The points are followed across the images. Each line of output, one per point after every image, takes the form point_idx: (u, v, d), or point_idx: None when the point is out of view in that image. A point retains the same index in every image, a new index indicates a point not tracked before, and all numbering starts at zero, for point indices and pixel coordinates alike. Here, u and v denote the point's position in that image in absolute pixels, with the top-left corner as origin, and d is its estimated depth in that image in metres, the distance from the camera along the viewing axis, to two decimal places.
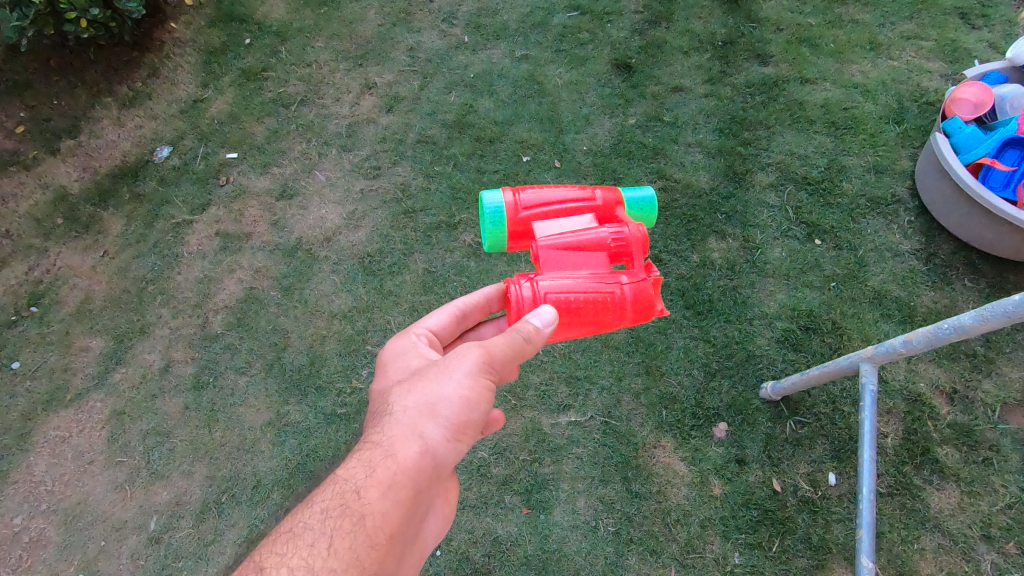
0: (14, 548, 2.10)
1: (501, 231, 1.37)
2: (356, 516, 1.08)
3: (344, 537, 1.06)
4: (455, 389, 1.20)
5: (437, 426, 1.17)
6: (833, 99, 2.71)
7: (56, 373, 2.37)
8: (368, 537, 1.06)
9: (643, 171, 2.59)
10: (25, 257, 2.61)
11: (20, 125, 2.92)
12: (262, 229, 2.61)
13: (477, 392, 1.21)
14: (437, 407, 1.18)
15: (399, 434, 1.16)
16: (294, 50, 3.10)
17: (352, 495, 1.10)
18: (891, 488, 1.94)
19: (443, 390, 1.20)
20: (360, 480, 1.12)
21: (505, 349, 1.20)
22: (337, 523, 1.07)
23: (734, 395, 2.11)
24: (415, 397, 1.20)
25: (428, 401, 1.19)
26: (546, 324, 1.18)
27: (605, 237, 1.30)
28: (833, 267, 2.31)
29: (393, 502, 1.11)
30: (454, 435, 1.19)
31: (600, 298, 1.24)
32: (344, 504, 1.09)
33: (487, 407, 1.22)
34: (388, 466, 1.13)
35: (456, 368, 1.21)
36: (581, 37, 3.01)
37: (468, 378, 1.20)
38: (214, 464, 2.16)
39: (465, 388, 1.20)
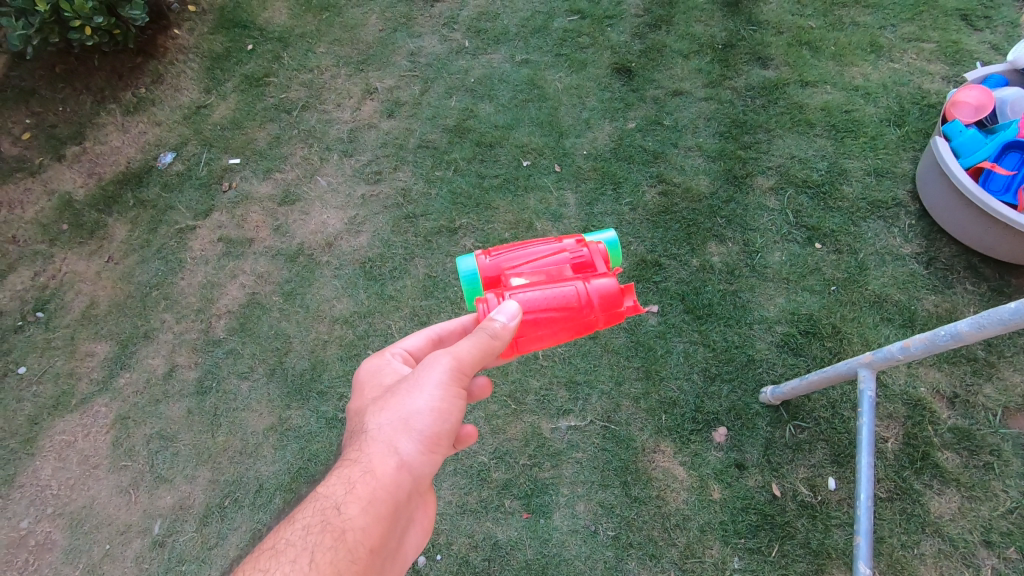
0: (21, 551, 2.12)
1: (477, 285, 1.42)
2: (336, 532, 1.13)
3: (325, 552, 1.10)
4: (426, 401, 1.23)
5: (410, 440, 1.22)
6: (833, 102, 2.71)
7: (62, 378, 2.39)
8: (348, 550, 1.11)
9: (643, 175, 2.60)
10: (31, 263, 2.64)
11: (26, 131, 2.95)
12: (265, 235, 2.63)
13: (449, 403, 1.24)
14: (410, 421, 1.23)
15: (374, 451, 1.21)
16: (296, 56, 3.12)
17: (332, 512, 1.15)
18: (891, 493, 1.94)
19: (414, 403, 1.23)
20: (340, 496, 1.17)
21: (472, 356, 1.22)
22: (318, 539, 1.12)
23: (734, 399, 2.12)
24: (389, 413, 1.24)
25: (400, 416, 1.23)
26: (511, 318, 1.22)
27: (566, 255, 1.38)
28: (833, 271, 2.31)
29: (372, 517, 1.16)
30: (428, 446, 1.23)
31: (565, 296, 1.27)
32: (324, 521, 1.14)
33: (459, 417, 1.26)
34: (364, 481, 1.18)
35: (426, 381, 1.24)
36: (582, 40, 3.02)
37: (439, 390, 1.23)
38: (217, 469, 2.18)
39: (436, 399, 1.24)
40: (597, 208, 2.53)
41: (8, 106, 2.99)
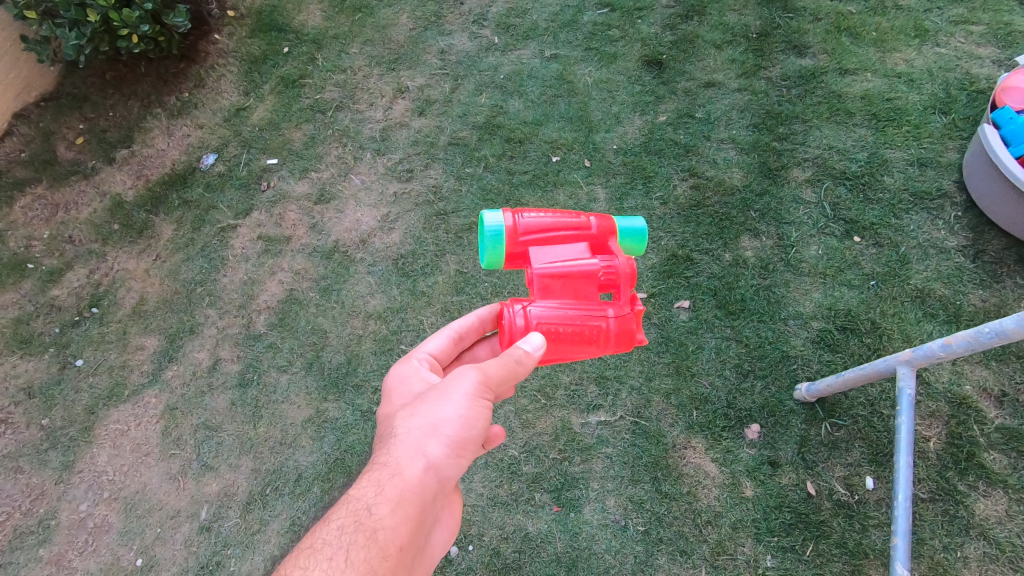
0: (80, 532, 2.26)
1: (499, 251, 1.34)
2: (368, 532, 1.17)
3: (359, 550, 1.15)
4: (455, 410, 1.28)
5: (438, 445, 1.26)
6: (874, 90, 2.62)
7: (115, 370, 2.53)
8: (380, 549, 1.16)
9: (674, 169, 2.57)
10: (86, 261, 2.79)
11: (80, 136, 3.11)
12: (301, 233, 2.71)
13: (476, 411, 1.28)
14: (439, 426, 1.27)
15: (403, 455, 1.25)
16: (330, 57, 3.19)
17: (364, 511, 1.20)
18: (933, 494, 1.88)
19: (443, 411, 1.28)
20: (371, 497, 1.21)
21: (499, 374, 1.27)
22: (352, 538, 1.16)
23: (767, 395, 2.09)
24: (417, 420, 1.29)
25: (429, 421, 1.28)
26: (536, 350, 1.24)
27: (596, 268, 1.31)
28: (873, 265, 2.25)
29: (402, 516, 1.20)
30: (455, 452, 1.28)
31: (586, 329, 1.27)
32: (357, 521, 1.19)
33: (486, 426, 1.31)
34: (394, 483, 1.22)
35: (454, 390, 1.29)
36: (612, 34, 3.00)
37: (467, 399, 1.28)
38: (259, 458, 2.28)
39: (465, 409, 1.28)
40: (627, 203, 2.52)
41: (64, 113, 3.16)
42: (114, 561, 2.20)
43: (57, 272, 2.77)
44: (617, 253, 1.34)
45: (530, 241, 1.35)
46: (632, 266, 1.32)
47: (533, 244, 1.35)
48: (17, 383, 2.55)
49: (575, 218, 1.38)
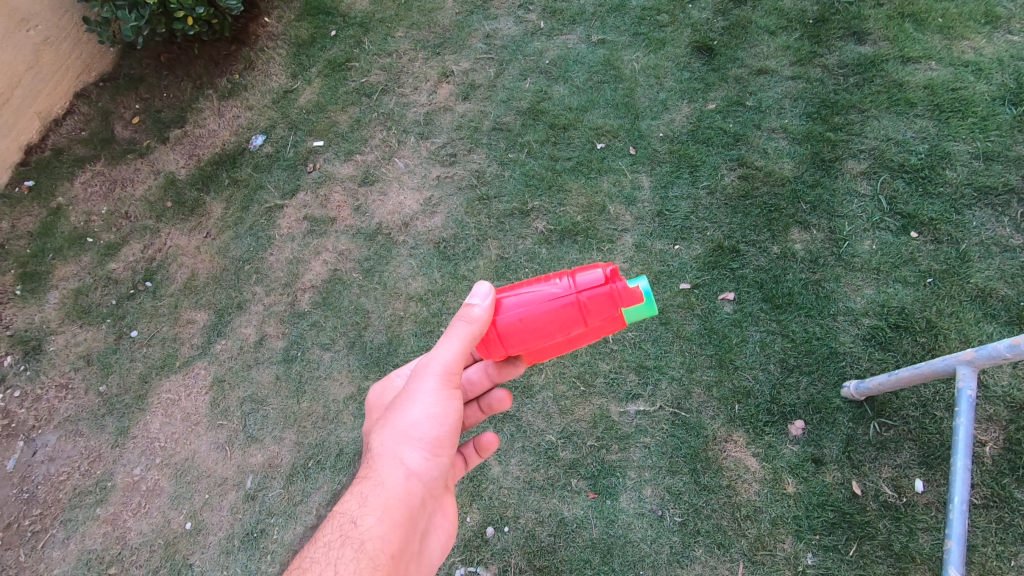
0: (134, 494, 2.37)
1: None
2: (355, 544, 1.23)
3: (349, 562, 1.20)
4: (422, 410, 1.36)
5: (412, 449, 1.35)
6: (938, 79, 2.50)
7: (167, 342, 2.63)
8: (371, 558, 1.22)
9: (722, 159, 2.51)
10: (141, 237, 2.90)
11: (136, 116, 3.22)
12: (346, 214, 2.76)
13: (444, 408, 1.37)
14: (411, 430, 1.36)
15: (380, 465, 1.33)
16: (376, 40, 3.22)
17: (350, 525, 1.26)
18: (987, 500, 1.81)
19: (409, 415, 1.36)
20: (355, 511, 1.28)
21: (455, 359, 1.35)
22: (340, 552, 1.22)
23: (813, 392, 2.04)
24: (387, 429, 1.37)
25: (400, 428, 1.36)
26: (483, 293, 1.32)
27: None
28: (930, 262, 2.16)
29: (387, 523, 1.28)
30: (430, 451, 1.36)
31: (546, 283, 1.29)
32: (345, 534, 1.25)
33: (455, 419, 1.39)
34: (375, 494, 1.30)
35: (420, 393, 1.37)
36: (661, 19, 2.93)
37: (433, 399, 1.36)
38: (302, 432, 2.34)
39: (431, 407, 1.36)
40: (672, 192, 2.47)
41: (121, 94, 3.27)
42: (165, 523, 2.30)
43: (114, 247, 2.89)
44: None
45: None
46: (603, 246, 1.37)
47: None
48: (77, 351, 2.68)
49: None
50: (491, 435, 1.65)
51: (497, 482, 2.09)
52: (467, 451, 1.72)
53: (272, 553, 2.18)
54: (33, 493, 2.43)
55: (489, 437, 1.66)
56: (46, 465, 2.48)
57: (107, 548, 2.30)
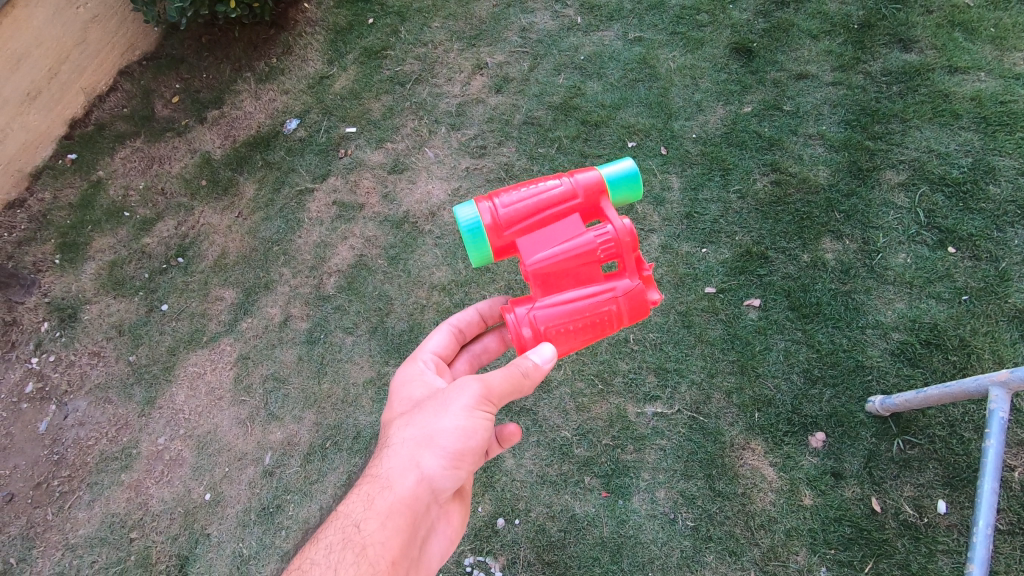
0: (158, 462, 2.44)
1: (484, 247, 1.33)
2: (358, 548, 1.26)
3: (349, 567, 1.23)
4: (451, 422, 1.33)
5: (434, 459, 1.33)
6: (987, 91, 2.42)
7: (196, 317, 2.70)
8: (371, 565, 1.24)
9: (755, 163, 2.47)
10: (175, 213, 2.97)
11: (176, 95, 3.30)
12: (374, 201, 2.78)
13: (473, 422, 1.33)
14: (434, 438, 1.33)
15: (395, 468, 1.33)
16: (412, 30, 3.24)
17: (355, 526, 1.29)
18: (1013, 526, 1.76)
19: (438, 424, 1.33)
20: (361, 512, 1.31)
21: (502, 384, 1.31)
22: (342, 554, 1.26)
23: (837, 405, 2.00)
24: (411, 432, 1.36)
25: (424, 433, 1.34)
26: (545, 362, 1.29)
27: (593, 244, 1.29)
28: (967, 279, 2.10)
29: (392, 530, 1.29)
30: (451, 464, 1.35)
31: (597, 316, 1.30)
32: (347, 537, 1.29)
33: (485, 437, 1.35)
34: (387, 498, 1.31)
35: (452, 402, 1.34)
36: (700, 18, 2.90)
37: (464, 412, 1.33)
38: (321, 413, 2.39)
39: (462, 421, 1.33)
40: (702, 195, 2.44)
41: (163, 73, 3.36)
42: (185, 493, 2.36)
43: (149, 222, 2.97)
44: (609, 217, 1.31)
45: (517, 232, 1.32)
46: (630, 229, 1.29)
47: (519, 235, 1.32)
48: (110, 321, 2.77)
49: (558, 187, 1.33)
50: (516, 427, 1.51)
51: (510, 474, 2.10)
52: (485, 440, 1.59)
53: (286, 529, 2.22)
54: (62, 455, 2.52)
55: (512, 428, 1.54)
56: (76, 429, 2.56)
57: (130, 513, 2.37)
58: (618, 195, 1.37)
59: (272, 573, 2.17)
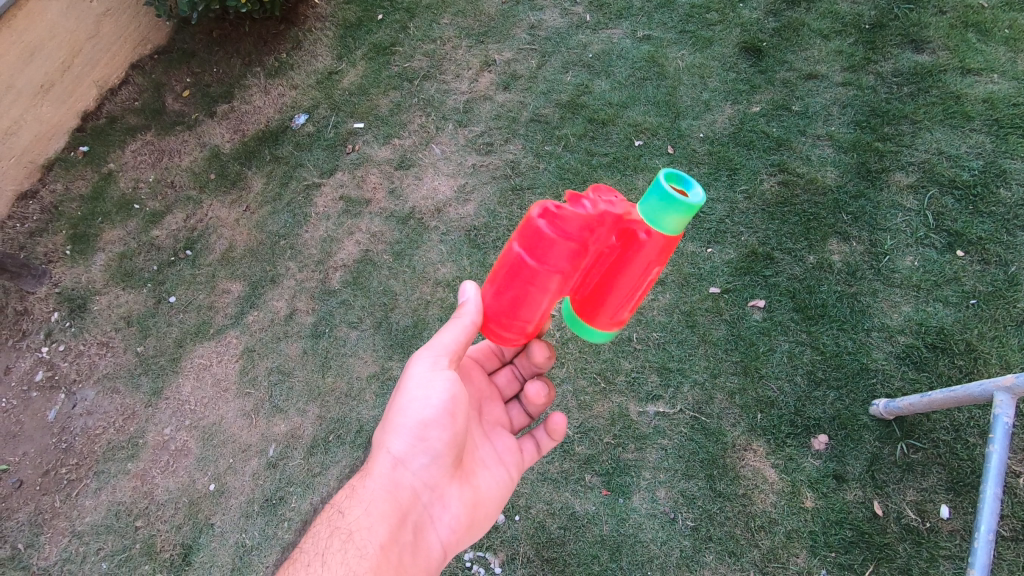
0: (164, 453, 2.47)
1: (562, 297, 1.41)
2: (344, 534, 1.37)
3: (331, 551, 1.34)
4: (407, 399, 1.41)
5: (400, 437, 1.41)
6: (1000, 93, 2.40)
7: (203, 310, 2.72)
8: (356, 549, 1.34)
9: (763, 163, 2.46)
10: (184, 206, 3.00)
11: (186, 89, 3.33)
12: (380, 197, 2.80)
13: (426, 391, 1.40)
14: (396, 419, 1.43)
15: (375, 458, 1.46)
16: (421, 26, 3.25)
17: (341, 514, 1.42)
18: (1016, 533, 1.75)
19: (399, 403, 1.43)
20: (348, 502, 1.44)
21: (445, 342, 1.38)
22: (328, 541, 1.37)
23: (840, 407, 1.99)
24: (385, 420, 1.48)
25: (390, 418, 1.45)
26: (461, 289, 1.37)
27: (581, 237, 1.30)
28: (975, 283, 2.08)
29: (372, 514, 1.39)
30: (419, 437, 1.41)
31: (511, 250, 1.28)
32: (333, 526, 1.40)
33: (446, 402, 1.39)
34: (368, 484, 1.43)
35: (407, 380, 1.43)
36: (710, 17, 2.89)
37: (412, 384, 1.41)
38: (325, 406, 2.40)
39: (419, 392, 1.40)
40: (709, 194, 2.43)
41: (174, 67, 3.39)
42: (190, 483, 2.39)
43: (158, 214, 3.00)
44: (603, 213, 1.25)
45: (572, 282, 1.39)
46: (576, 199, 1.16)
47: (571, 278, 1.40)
48: (118, 312, 2.80)
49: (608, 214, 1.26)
50: (558, 418, 1.62)
51: None
52: (538, 438, 1.72)
53: (288, 521, 2.24)
54: (70, 443, 2.55)
55: (557, 418, 1.63)
56: (84, 418, 2.60)
57: (135, 502, 2.39)
58: (667, 215, 1.13)
59: (273, 565, 2.18)
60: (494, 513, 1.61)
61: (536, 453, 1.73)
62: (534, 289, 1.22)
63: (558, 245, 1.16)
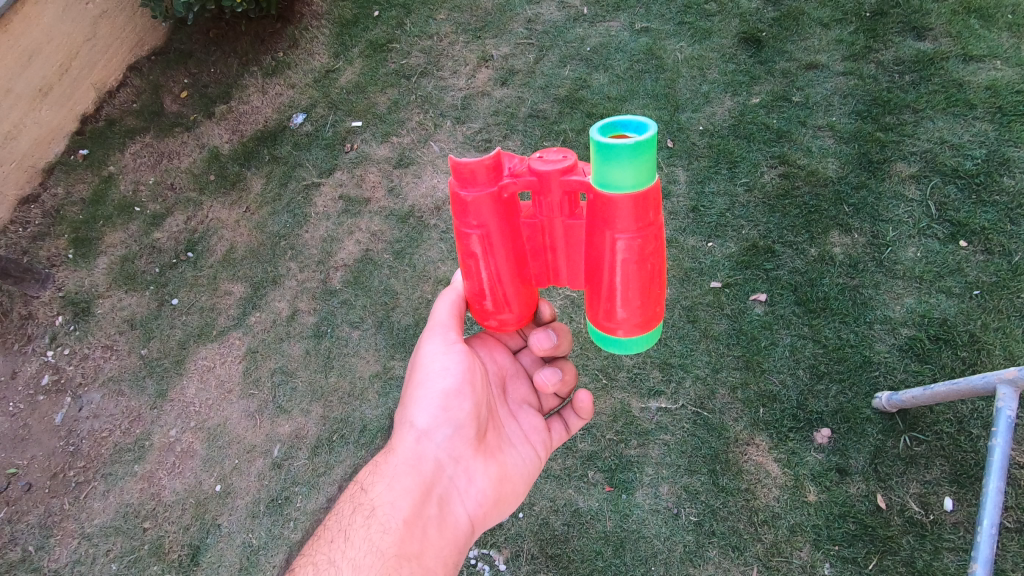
0: (170, 454, 2.49)
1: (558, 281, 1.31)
2: (366, 510, 1.40)
3: (356, 526, 1.37)
4: (425, 374, 1.48)
5: (420, 411, 1.45)
6: (1003, 80, 2.37)
7: (205, 311, 2.73)
8: (380, 524, 1.36)
9: (763, 156, 2.44)
10: (185, 208, 3.00)
11: (184, 90, 3.32)
12: (380, 195, 2.79)
13: (441, 364, 1.47)
14: (414, 394, 1.49)
15: (397, 437, 1.49)
16: (418, 23, 3.23)
17: (363, 492, 1.44)
18: (1021, 525, 1.74)
19: (417, 379, 1.50)
20: (371, 480, 1.46)
21: (450, 313, 1.50)
22: (351, 518, 1.40)
23: (843, 401, 1.99)
24: (405, 397, 1.52)
25: (409, 396, 1.51)
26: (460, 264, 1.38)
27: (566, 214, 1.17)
28: (978, 274, 2.06)
29: (395, 489, 1.41)
30: (439, 409, 1.44)
31: None
32: (357, 504, 1.43)
33: (461, 371, 1.47)
34: (390, 461, 1.46)
35: (423, 356, 1.51)
36: (708, 8, 2.87)
37: (428, 359, 1.49)
38: (328, 406, 2.41)
39: (436, 363, 1.48)
40: (709, 188, 2.42)
41: (171, 68, 3.38)
42: (196, 484, 2.41)
43: (159, 217, 3.00)
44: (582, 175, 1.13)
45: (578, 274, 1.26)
46: (494, 158, 1.09)
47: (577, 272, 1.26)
48: (122, 315, 2.81)
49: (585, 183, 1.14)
50: (584, 394, 1.61)
51: None
52: (567, 419, 1.73)
53: (294, 520, 2.25)
54: (77, 446, 2.57)
55: (582, 395, 1.63)
56: (90, 421, 2.62)
57: (143, 503, 2.42)
58: (616, 170, 1.00)
59: (280, 565, 2.19)
60: (523, 489, 1.61)
61: (565, 432, 1.73)
62: (470, 256, 1.17)
63: (473, 206, 1.10)
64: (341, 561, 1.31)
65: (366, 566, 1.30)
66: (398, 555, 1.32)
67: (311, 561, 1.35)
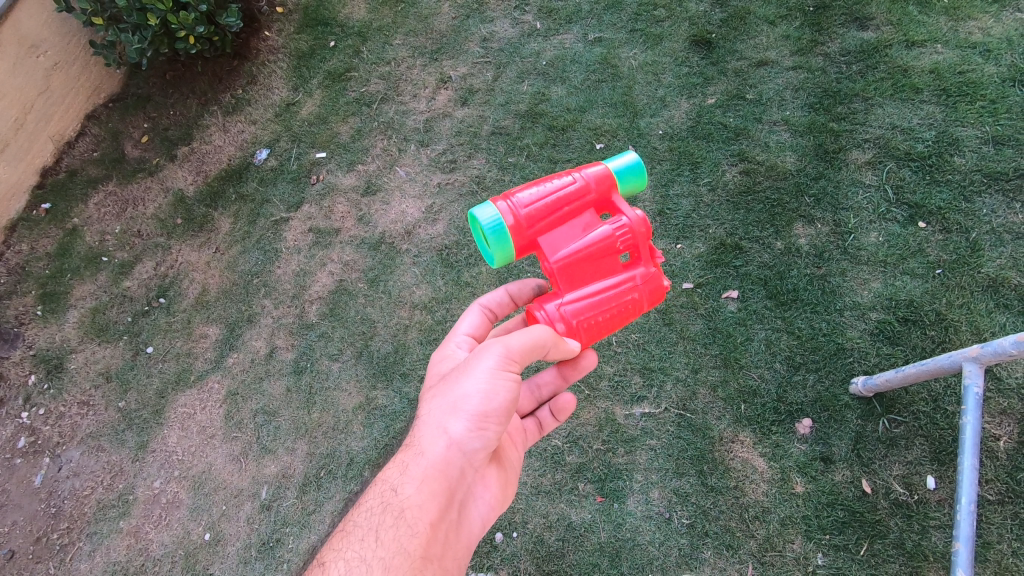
0: (155, 506, 2.44)
1: (506, 246, 1.33)
2: (395, 512, 1.36)
3: (387, 529, 1.34)
4: (476, 386, 1.36)
5: (458, 422, 1.37)
6: (945, 63, 2.44)
7: (181, 358, 2.69)
8: (409, 526, 1.34)
9: (722, 154, 2.49)
10: (153, 254, 2.96)
11: (144, 135, 3.29)
12: (350, 225, 2.78)
13: (497, 385, 1.35)
14: (459, 404, 1.37)
15: (428, 435, 1.40)
16: (374, 49, 3.24)
17: (392, 491, 1.39)
18: (1002, 496, 1.77)
19: (463, 387, 1.37)
20: (398, 478, 1.40)
21: (523, 348, 1.33)
22: (381, 517, 1.36)
23: (821, 389, 2.02)
24: (441, 397, 1.41)
25: (450, 399, 1.38)
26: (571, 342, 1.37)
27: (612, 238, 1.36)
28: (939, 253, 2.11)
29: (426, 494, 1.38)
30: (475, 425, 1.38)
31: (620, 305, 1.38)
32: (386, 502, 1.38)
33: (508, 399, 1.37)
34: (418, 462, 1.39)
35: (477, 368, 1.37)
36: (658, 14, 2.92)
37: (486, 376, 1.35)
38: (313, 443, 2.39)
39: (484, 385, 1.35)
40: (673, 190, 2.45)
41: (129, 113, 3.33)
42: (185, 535, 2.36)
43: (128, 264, 2.96)
44: (623, 210, 1.38)
45: (538, 231, 1.35)
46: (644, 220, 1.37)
47: (540, 232, 1.35)
48: (96, 368, 2.76)
49: (569, 184, 1.36)
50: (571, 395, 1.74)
51: None
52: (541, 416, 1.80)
53: (288, 562, 2.22)
54: (59, 507, 2.51)
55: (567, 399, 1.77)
56: (71, 480, 2.56)
57: (131, 560, 2.37)
58: (625, 186, 1.42)
59: None
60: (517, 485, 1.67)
61: (539, 432, 1.80)
62: None
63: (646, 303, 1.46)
64: (371, 560, 1.29)
65: (396, 568, 1.28)
66: (425, 557, 1.33)
67: (340, 556, 1.33)
